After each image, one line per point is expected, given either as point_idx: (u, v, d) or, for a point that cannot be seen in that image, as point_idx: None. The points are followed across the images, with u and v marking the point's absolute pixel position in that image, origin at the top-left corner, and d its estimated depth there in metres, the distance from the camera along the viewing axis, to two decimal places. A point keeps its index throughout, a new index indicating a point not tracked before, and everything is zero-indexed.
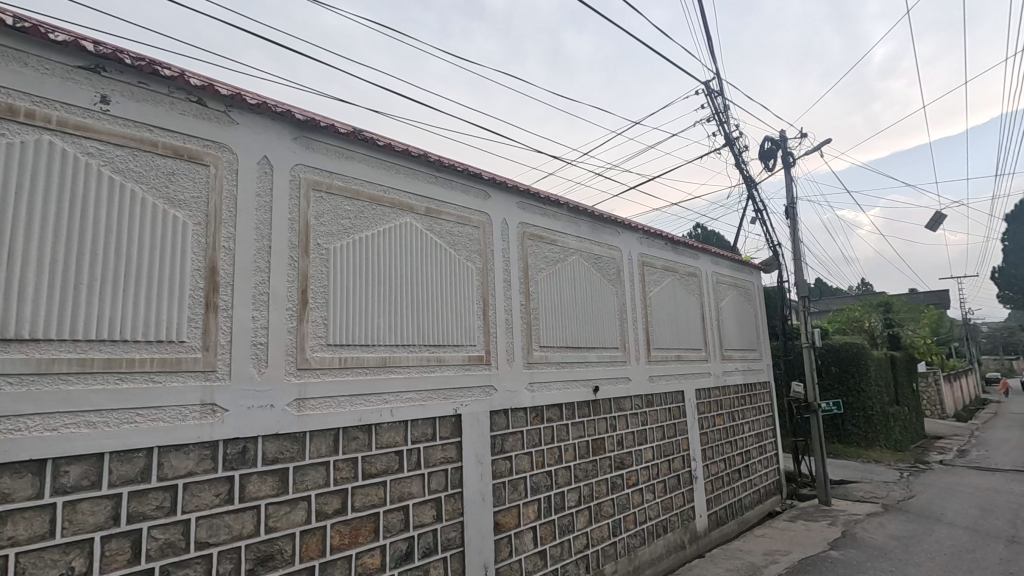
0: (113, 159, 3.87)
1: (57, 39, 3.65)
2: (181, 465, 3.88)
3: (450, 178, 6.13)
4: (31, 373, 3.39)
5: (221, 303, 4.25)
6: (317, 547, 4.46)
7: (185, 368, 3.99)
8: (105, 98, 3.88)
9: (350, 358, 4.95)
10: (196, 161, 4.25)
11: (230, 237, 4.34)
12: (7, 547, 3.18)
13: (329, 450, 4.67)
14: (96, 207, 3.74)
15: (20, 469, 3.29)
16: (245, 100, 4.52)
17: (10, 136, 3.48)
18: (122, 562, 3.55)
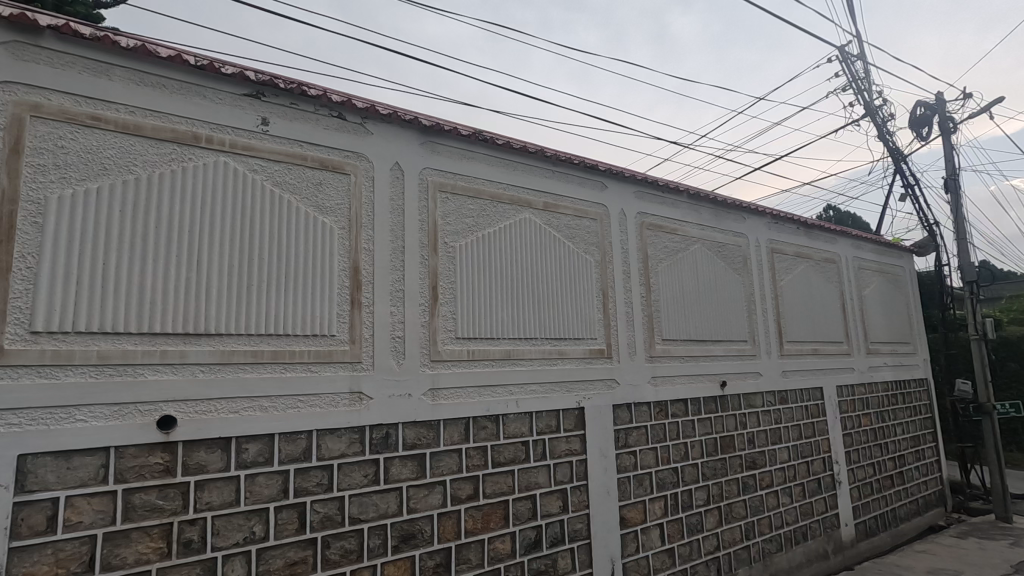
0: (273, 173, 4.37)
1: (227, 72, 4.17)
2: (335, 447, 4.30)
3: (566, 171, 6.12)
4: (217, 363, 3.93)
5: (364, 299, 4.62)
6: (453, 529, 4.73)
7: (336, 359, 4.41)
8: (265, 120, 4.37)
9: (478, 350, 5.15)
10: (338, 171, 4.65)
11: (370, 239, 4.72)
12: (205, 511, 3.76)
13: (461, 438, 4.92)
14: (260, 215, 4.25)
15: (212, 445, 3.84)
16: (378, 111, 4.86)
17: (195, 160, 4.06)
18: (292, 530, 4.04)
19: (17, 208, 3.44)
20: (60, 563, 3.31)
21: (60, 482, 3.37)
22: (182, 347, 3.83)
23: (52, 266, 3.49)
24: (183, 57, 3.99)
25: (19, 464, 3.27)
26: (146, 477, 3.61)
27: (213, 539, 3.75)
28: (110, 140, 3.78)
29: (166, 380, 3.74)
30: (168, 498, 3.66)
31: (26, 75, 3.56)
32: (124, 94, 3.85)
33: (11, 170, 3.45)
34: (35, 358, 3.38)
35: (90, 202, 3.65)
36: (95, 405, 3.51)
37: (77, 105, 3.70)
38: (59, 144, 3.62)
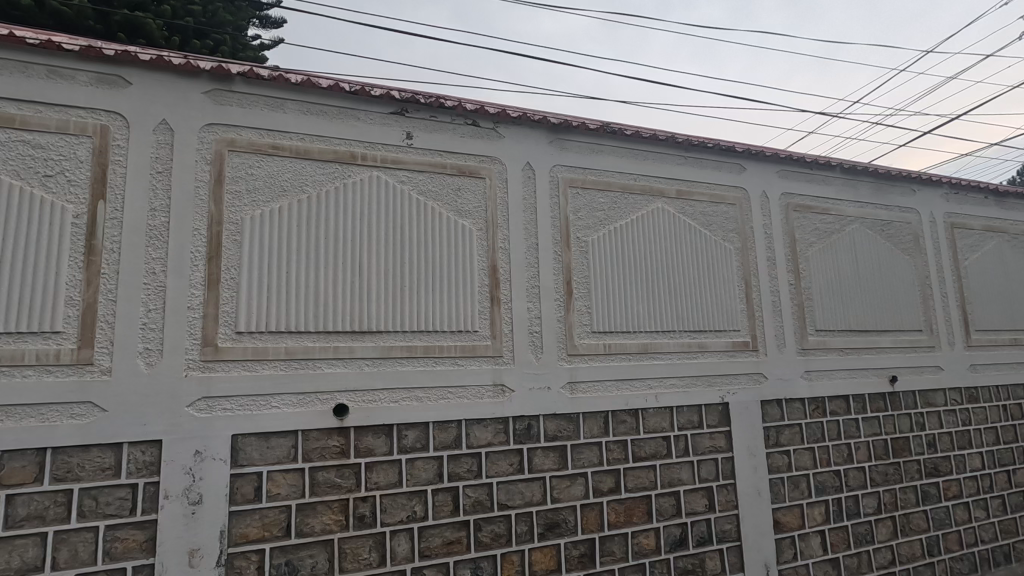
0: (418, 183, 4.74)
1: (376, 94, 4.60)
2: (482, 436, 4.56)
3: (700, 156, 5.85)
4: (378, 357, 4.37)
5: (503, 296, 4.83)
6: (597, 521, 4.78)
7: (480, 353, 4.66)
8: (409, 134, 4.75)
9: (614, 344, 5.13)
10: (474, 175, 4.92)
11: (505, 238, 4.92)
12: (374, 489, 4.21)
13: (601, 431, 4.95)
14: (409, 221, 4.64)
15: (377, 431, 4.28)
16: (509, 115, 5.04)
17: (354, 176, 4.54)
18: (447, 511, 4.36)
19: (222, 228, 4.12)
20: (266, 527, 3.92)
21: (262, 458, 3.98)
22: (349, 344, 4.31)
23: (249, 276, 4.13)
24: (340, 85, 4.48)
25: (232, 442, 3.92)
26: (326, 457, 4.13)
27: (381, 515, 4.20)
28: (287, 165, 4.37)
29: (338, 372, 4.24)
30: (345, 477, 4.15)
31: (223, 116, 4.24)
32: (296, 124, 4.42)
33: (217, 196, 4.14)
34: (239, 354, 4.02)
35: (274, 219, 4.25)
36: (285, 394, 4.09)
37: (261, 137, 4.32)
38: (249, 172, 4.26)
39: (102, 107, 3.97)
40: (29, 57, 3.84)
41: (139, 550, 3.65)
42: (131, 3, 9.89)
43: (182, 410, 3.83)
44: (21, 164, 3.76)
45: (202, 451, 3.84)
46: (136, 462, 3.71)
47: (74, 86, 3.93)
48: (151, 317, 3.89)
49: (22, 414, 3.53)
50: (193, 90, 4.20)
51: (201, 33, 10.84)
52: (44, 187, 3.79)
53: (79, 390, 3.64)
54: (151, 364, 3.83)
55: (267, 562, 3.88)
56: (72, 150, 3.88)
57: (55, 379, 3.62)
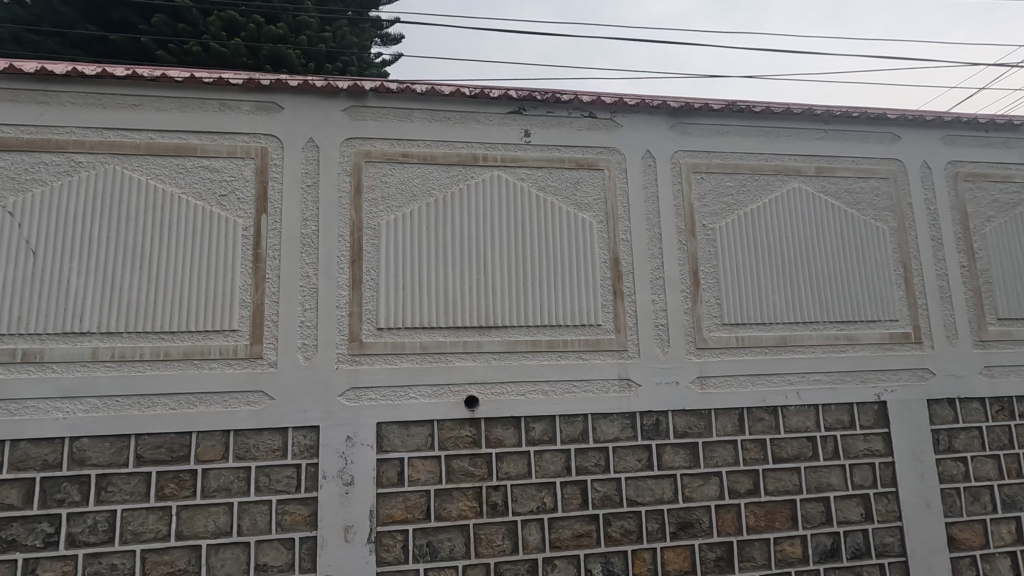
0: (537, 179, 4.80)
1: (494, 95, 4.73)
2: (609, 431, 4.52)
3: (843, 128, 5.28)
4: (504, 351, 4.50)
5: (626, 289, 4.74)
6: (734, 524, 4.53)
7: (604, 347, 4.61)
8: (527, 132, 4.82)
9: (748, 337, 4.81)
10: (593, 168, 4.87)
11: (626, 229, 4.82)
12: (505, 479, 4.35)
13: (736, 429, 4.67)
14: (530, 218, 4.71)
15: (506, 423, 4.42)
16: (626, 103, 4.92)
17: (476, 177, 4.71)
18: (576, 504, 4.39)
19: (362, 233, 4.49)
20: (409, 509, 4.22)
21: (403, 445, 4.29)
22: (478, 339, 4.49)
23: (386, 276, 4.47)
24: (461, 91, 4.67)
25: (377, 430, 4.27)
26: (460, 446, 4.34)
27: (513, 504, 4.33)
28: (416, 171, 4.65)
29: (469, 365, 4.43)
30: (477, 465, 4.34)
31: (360, 131, 4.61)
32: (422, 132, 4.68)
33: (356, 205, 4.52)
34: (381, 348, 4.36)
35: (406, 223, 4.56)
36: (421, 385, 4.36)
37: (392, 147, 4.64)
38: (383, 180, 4.59)
39: (261, 131, 4.50)
40: (204, 93, 4.46)
41: (304, 523, 4.10)
42: (275, 37, 11.10)
43: (334, 399, 4.24)
44: (202, 186, 4.39)
45: (352, 437, 4.22)
46: (299, 444, 4.18)
47: (239, 115, 4.49)
48: (306, 316, 4.34)
49: (210, 400, 4.12)
50: (333, 109, 4.61)
51: (332, 56, 11.88)
52: (220, 205, 4.39)
53: (253, 381, 4.18)
54: (308, 358, 4.28)
55: (410, 542, 4.18)
56: (239, 171, 4.45)
57: (234, 371, 4.18)
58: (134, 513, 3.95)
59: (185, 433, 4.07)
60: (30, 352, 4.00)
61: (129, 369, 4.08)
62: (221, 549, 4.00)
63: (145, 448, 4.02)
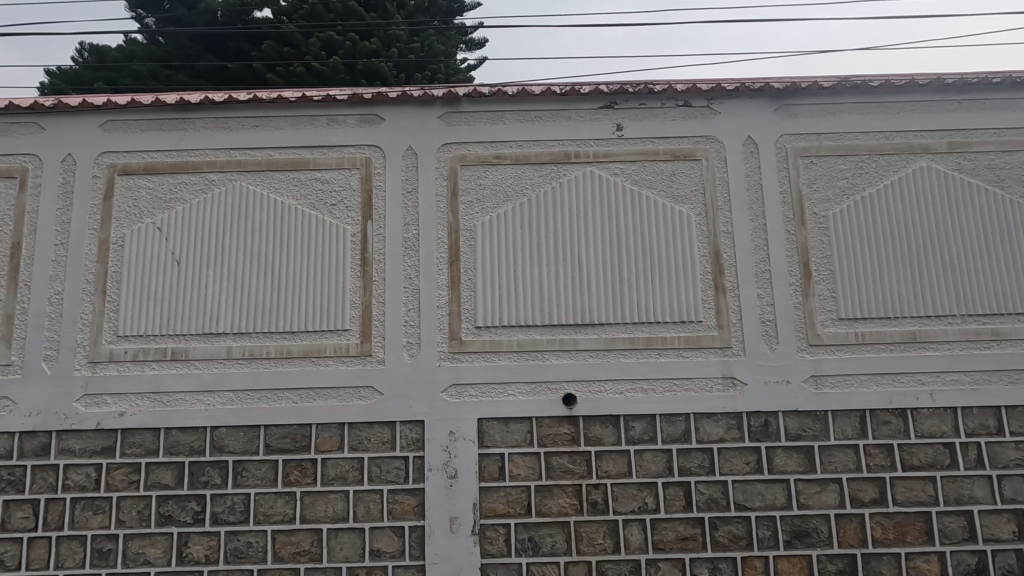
0: (631, 173, 4.70)
1: (585, 91, 4.70)
2: (714, 431, 4.34)
3: (980, 97, 4.69)
4: (601, 349, 4.46)
5: (728, 283, 4.52)
6: (857, 535, 4.19)
7: (706, 345, 4.43)
8: (619, 126, 4.74)
9: (870, 333, 4.42)
10: (689, 158, 4.69)
11: (727, 221, 4.60)
12: (605, 478, 4.31)
13: (857, 432, 4.31)
14: (624, 213, 4.64)
15: (605, 421, 4.38)
16: (724, 89, 4.70)
17: (569, 174, 4.71)
18: (680, 506, 4.26)
19: (459, 235, 4.64)
20: (510, 504, 4.31)
21: (503, 441, 4.38)
22: (574, 336, 4.49)
23: (483, 276, 4.59)
24: (552, 90, 4.69)
25: (478, 425, 4.39)
26: (559, 443, 4.36)
27: (614, 503, 4.28)
28: (509, 172, 4.73)
29: (566, 363, 4.44)
30: (577, 463, 4.34)
31: (455, 136, 4.76)
32: (514, 133, 4.75)
33: (453, 208, 4.68)
34: (479, 346, 4.49)
35: (501, 223, 4.65)
36: (519, 383, 4.43)
37: (486, 150, 4.75)
38: (478, 182, 4.72)
39: (365, 142, 4.78)
40: (314, 111, 4.81)
41: (412, 513, 4.32)
42: (369, 52, 11.76)
43: (437, 395, 4.43)
44: (315, 197, 4.74)
45: (455, 431, 4.38)
46: (406, 438, 4.39)
47: (345, 128, 4.80)
48: (410, 316, 4.56)
49: (326, 395, 4.45)
50: (429, 116, 4.80)
51: (421, 66, 12.37)
52: (330, 214, 4.71)
53: (364, 377, 4.46)
54: (412, 356, 4.49)
55: (513, 536, 4.27)
56: (346, 181, 4.76)
57: (347, 367, 4.49)
58: (265, 496, 4.36)
59: (306, 425, 4.42)
60: (178, 351, 4.53)
61: (258, 366, 4.50)
62: (340, 533, 4.30)
63: (272, 437, 4.42)
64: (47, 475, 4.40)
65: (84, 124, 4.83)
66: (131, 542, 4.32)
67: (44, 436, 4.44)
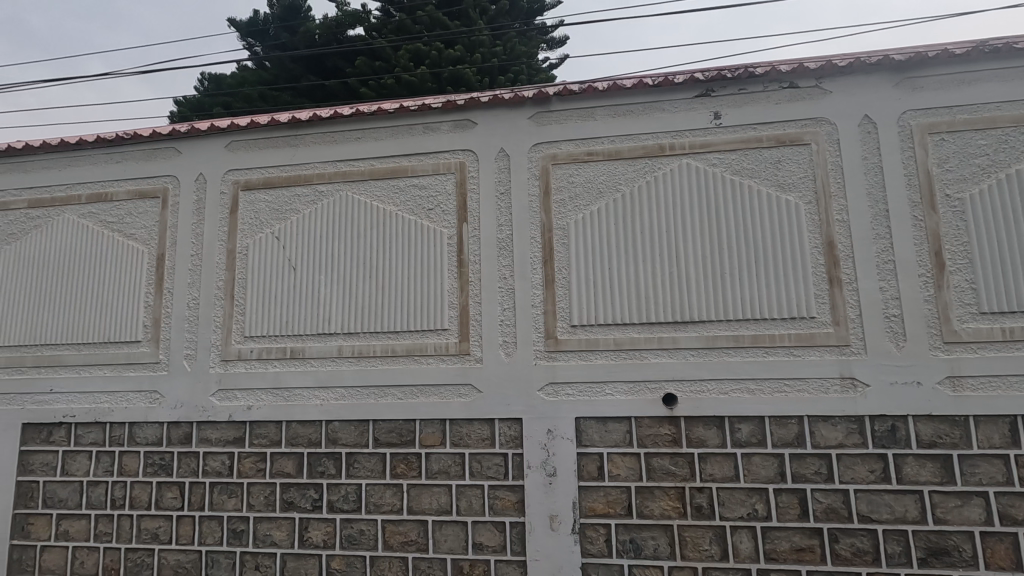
0: (731, 163, 4.48)
1: (679, 81, 4.53)
2: (832, 436, 4.03)
3: None
4: (703, 347, 4.29)
5: (845, 276, 4.18)
6: (1009, 556, 3.72)
7: (820, 342, 4.13)
8: (718, 114, 4.53)
9: (1020, 328, 3.91)
10: (797, 143, 4.39)
11: (842, 209, 4.26)
12: (710, 481, 4.14)
13: (1005, 441, 3.82)
14: (725, 204, 4.42)
15: (709, 423, 4.21)
16: (835, 65, 4.34)
17: (663, 167, 4.57)
18: (794, 515, 4.00)
19: (552, 234, 4.66)
20: (610, 504, 4.26)
21: (602, 440, 4.33)
22: (674, 334, 4.35)
23: (577, 275, 4.57)
24: (644, 81, 4.56)
25: (576, 424, 4.38)
26: (660, 444, 4.25)
27: (720, 508, 4.10)
28: (601, 168, 4.67)
29: (666, 362, 4.31)
30: (679, 465, 4.20)
31: (546, 135, 4.78)
32: (606, 128, 4.69)
33: (546, 207, 4.70)
34: (575, 345, 4.47)
35: (594, 221, 4.60)
36: (617, 382, 4.36)
37: (577, 147, 4.73)
38: (570, 180, 4.70)
39: (459, 147, 4.92)
40: (411, 119, 5.03)
41: (512, 509, 4.38)
42: (454, 60, 12.11)
43: (535, 393, 4.46)
44: (414, 203, 4.95)
45: (553, 430, 4.39)
46: (505, 435, 4.47)
47: (440, 135, 4.97)
48: (506, 315, 4.64)
49: (428, 392, 4.64)
50: (520, 118, 4.85)
51: (503, 69, 12.59)
52: (428, 218, 4.90)
53: (463, 375, 4.60)
54: (509, 354, 4.56)
55: (614, 536, 4.21)
56: (443, 185, 4.92)
57: (447, 366, 4.64)
58: (375, 487, 4.61)
59: (410, 421, 4.63)
60: (296, 350, 4.91)
61: (366, 364, 4.77)
62: (444, 526, 4.46)
63: (380, 432, 4.67)
64: (191, 461, 4.94)
65: (213, 146, 5.37)
66: (260, 524, 4.74)
67: (187, 426, 4.99)
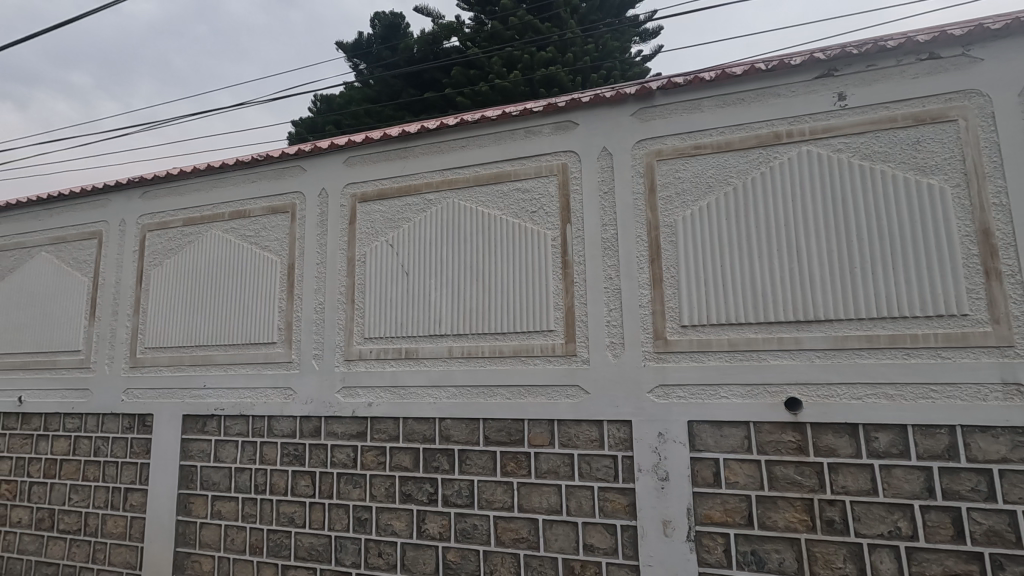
0: (860, 147, 4.10)
1: (797, 62, 4.23)
2: (992, 449, 3.58)
3: None
4: (831, 348, 3.97)
5: (1005, 268, 3.69)
6: None
7: (975, 343, 3.67)
8: (842, 95, 4.18)
9: None
10: (940, 121, 3.94)
11: (1000, 191, 3.76)
12: (842, 494, 3.82)
13: None
14: (853, 192, 4.06)
15: (839, 430, 3.89)
16: (987, 29, 3.84)
17: (780, 156, 4.29)
18: (947, 536, 3.59)
19: (659, 232, 4.54)
20: (728, 512, 4.06)
21: (718, 446, 4.15)
22: (796, 335, 4.06)
23: (687, 273, 4.41)
24: (757, 67, 4.31)
25: (689, 428, 4.23)
26: (783, 452, 3.98)
27: (855, 523, 3.77)
28: (711, 161, 4.48)
29: (787, 364, 4.04)
30: (806, 475, 3.92)
31: (650, 131, 4.67)
32: (715, 120, 4.49)
33: (652, 205, 4.59)
34: (687, 345, 4.32)
35: (704, 216, 4.42)
36: (733, 385, 4.16)
37: (684, 141, 4.57)
38: (677, 176, 4.55)
39: (561, 149, 4.94)
40: (513, 125, 5.13)
41: (623, 512, 4.32)
42: (546, 61, 12.18)
43: (644, 395, 4.37)
44: (517, 206, 5.04)
45: (664, 433, 4.27)
46: (614, 437, 4.42)
47: (541, 138, 5.03)
48: (612, 315, 4.59)
49: (536, 392, 4.70)
50: (623, 115, 4.78)
51: (596, 67, 12.50)
52: (532, 220, 4.97)
53: (570, 375, 4.61)
54: (617, 355, 4.51)
55: (733, 546, 4.01)
56: (545, 188, 4.97)
57: (554, 366, 4.68)
58: (486, 484, 4.75)
59: (519, 420, 4.72)
60: (410, 350, 5.19)
61: (475, 364, 4.94)
62: (554, 525, 4.50)
63: (490, 430, 4.81)
64: (320, 452, 5.38)
65: (333, 163, 5.83)
66: (382, 514, 5.06)
67: (316, 420, 5.45)
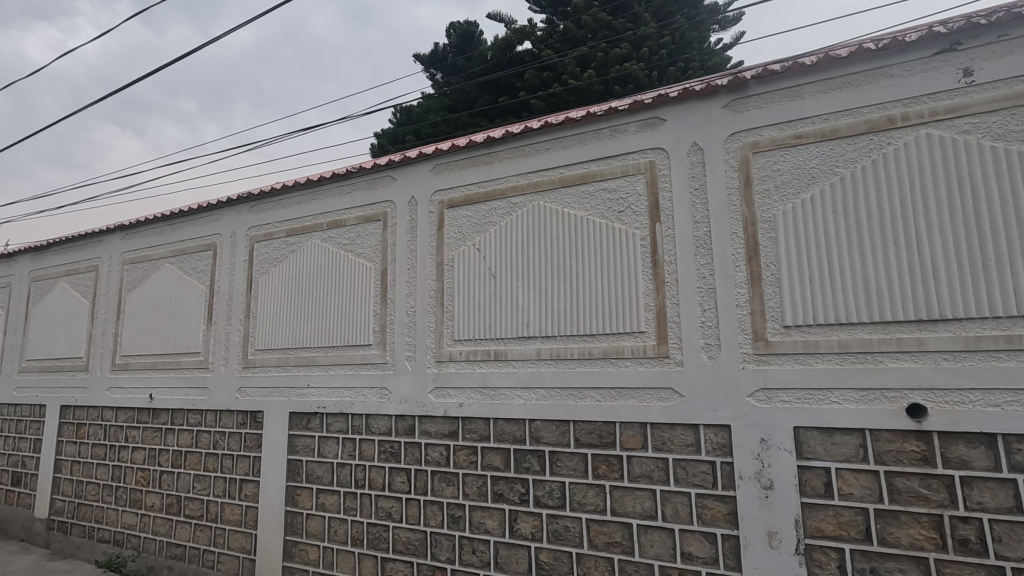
0: (991, 127, 3.71)
1: (913, 38, 3.89)
2: None
3: None
4: (961, 350, 3.62)
5: None
6: None
7: None
8: (968, 70, 3.80)
9: None
10: None
11: None
12: (978, 510, 3.47)
13: None
14: (984, 178, 3.68)
15: (973, 440, 3.53)
16: None
17: (895, 142, 3.96)
18: None
19: (757, 228, 4.33)
20: (842, 526, 3.79)
21: (829, 454, 3.89)
22: (919, 335, 3.73)
23: (789, 271, 4.18)
24: (865, 47, 4.02)
25: (795, 434, 3.99)
26: (905, 462, 3.67)
27: (995, 544, 3.41)
28: (814, 151, 4.21)
29: (909, 367, 3.72)
30: (933, 489, 3.59)
31: (744, 123, 4.47)
32: (817, 106, 4.22)
33: (748, 200, 4.38)
34: (791, 346, 4.09)
35: (807, 210, 4.17)
36: (845, 389, 3.88)
37: (782, 132, 4.33)
38: (776, 168, 4.32)
39: (648, 146, 4.83)
40: (598, 125, 5.09)
41: (724, 520, 4.15)
42: (621, 58, 12.02)
43: (744, 399, 4.18)
44: (604, 207, 4.99)
45: (768, 439, 4.06)
46: (711, 442, 4.26)
47: (628, 136, 4.95)
48: (707, 316, 4.42)
49: (627, 395, 4.62)
50: (714, 108, 4.61)
51: (673, 60, 12.19)
52: (619, 220, 4.89)
53: (663, 378, 4.49)
54: (713, 357, 4.34)
55: (849, 563, 3.74)
56: (633, 187, 4.88)
57: (646, 368, 4.58)
58: (577, 486, 4.73)
59: (610, 423, 4.66)
60: (499, 352, 5.28)
61: (564, 366, 4.93)
62: (650, 531, 4.39)
63: (580, 432, 4.78)
64: (414, 450, 5.59)
65: (421, 171, 6.04)
66: (475, 512, 5.17)
67: (410, 419, 5.67)
